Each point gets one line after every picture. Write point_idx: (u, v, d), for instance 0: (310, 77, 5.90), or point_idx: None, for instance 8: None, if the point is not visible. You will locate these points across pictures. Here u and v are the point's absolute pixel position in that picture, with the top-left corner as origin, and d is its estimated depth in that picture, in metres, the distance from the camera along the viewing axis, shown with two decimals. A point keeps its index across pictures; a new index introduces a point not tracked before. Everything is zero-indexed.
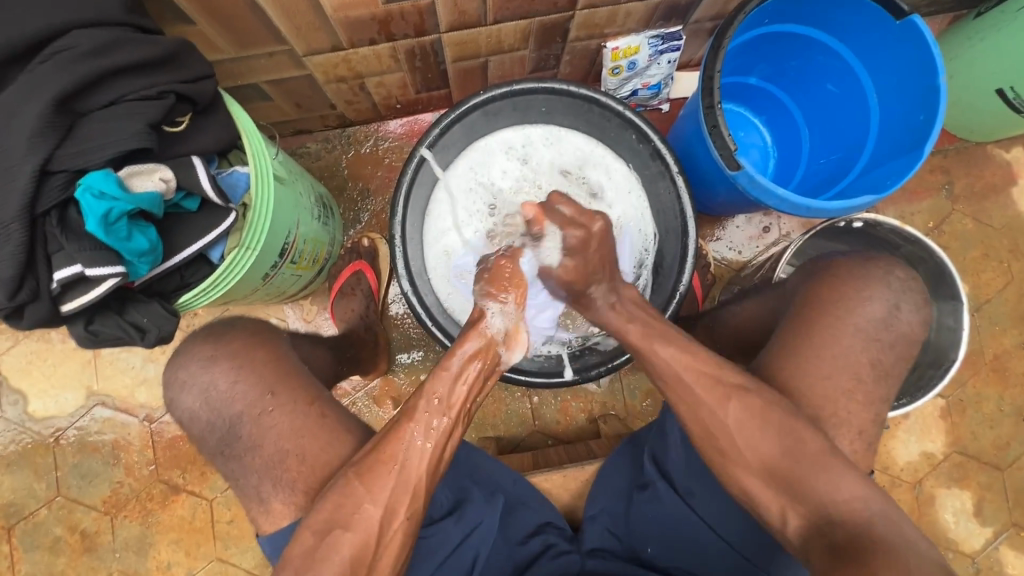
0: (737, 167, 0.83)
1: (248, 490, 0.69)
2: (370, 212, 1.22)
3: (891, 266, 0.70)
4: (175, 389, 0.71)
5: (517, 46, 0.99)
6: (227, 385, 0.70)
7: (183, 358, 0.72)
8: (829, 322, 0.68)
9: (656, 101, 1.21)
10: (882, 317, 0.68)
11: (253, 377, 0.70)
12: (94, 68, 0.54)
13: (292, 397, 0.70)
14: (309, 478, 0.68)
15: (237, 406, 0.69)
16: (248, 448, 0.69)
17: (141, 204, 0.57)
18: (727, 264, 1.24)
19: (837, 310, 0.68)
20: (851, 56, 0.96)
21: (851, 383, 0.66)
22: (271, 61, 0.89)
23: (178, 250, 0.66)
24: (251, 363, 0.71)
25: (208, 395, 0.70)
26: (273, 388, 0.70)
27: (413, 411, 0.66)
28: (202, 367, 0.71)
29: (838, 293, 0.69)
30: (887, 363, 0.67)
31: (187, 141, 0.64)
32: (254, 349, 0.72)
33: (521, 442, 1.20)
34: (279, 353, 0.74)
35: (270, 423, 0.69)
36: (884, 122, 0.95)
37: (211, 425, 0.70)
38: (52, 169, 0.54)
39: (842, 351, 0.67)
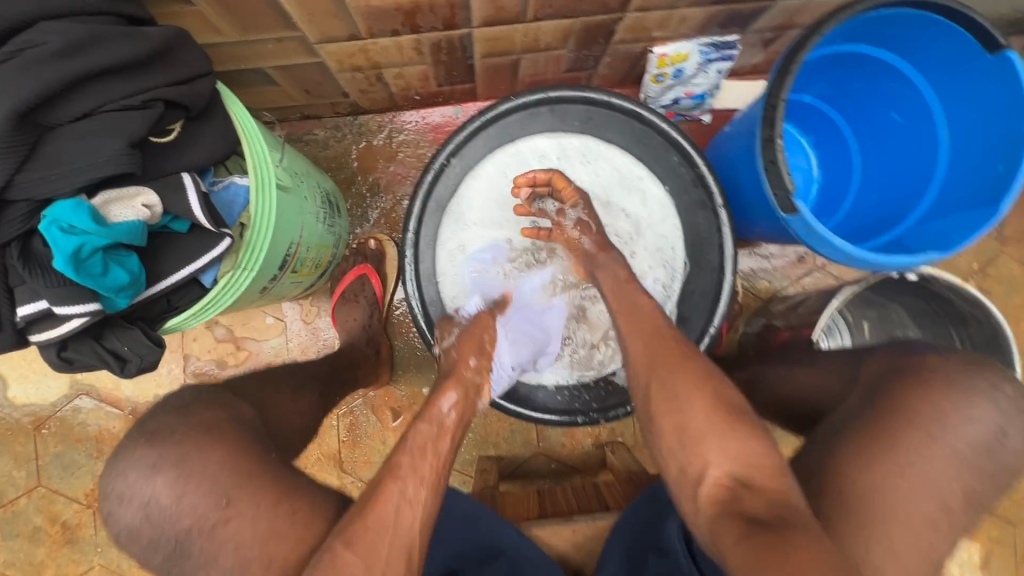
0: (792, 211, 0.75)
1: None
2: (379, 210, 1.13)
3: (1000, 380, 0.56)
4: (113, 502, 0.59)
5: (555, 45, 0.89)
6: (169, 499, 0.58)
7: (121, 465, 0.60)
8: (922, 440, 0.54)
9: (698, 112, 1.11)
10: (985, 442, 0.54)
11: (202, 487, 0.58)
12: (63, 74, 0.45)
13: (251, 504, 0.58)
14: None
15: (185, 522, 0.58)
16: (201, 566, 0.58)
17: (119, 237, 0.49)
18: (756, 292, 1.16)
19: (930, 425, 0.54)
20: (926, 87, 0.86)
21: (937, 513, 0.53)
22: (279, 46, 0.78)
23: (163, 276, 0.58)
24: (200, 473, 0.58)
25: (148, 511, 0.58)
26: (230, 495, 0.58)
27: (398, 470, 0.62)
28: (141, 478, 0.58)
29: (931, 407, 0.55)
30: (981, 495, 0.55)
31: (176, 154, 0.55)
32: (207, 448, 0.59)
33: (523, 463, 1.15)
34: (244, 451, 0.61)
35: (225, 536, 0.57)
36: (954, 165, 0.86)
37: (153, 544, 0.58)
38: (13, 197, 0.47)
39: (932, 477, 0.53)
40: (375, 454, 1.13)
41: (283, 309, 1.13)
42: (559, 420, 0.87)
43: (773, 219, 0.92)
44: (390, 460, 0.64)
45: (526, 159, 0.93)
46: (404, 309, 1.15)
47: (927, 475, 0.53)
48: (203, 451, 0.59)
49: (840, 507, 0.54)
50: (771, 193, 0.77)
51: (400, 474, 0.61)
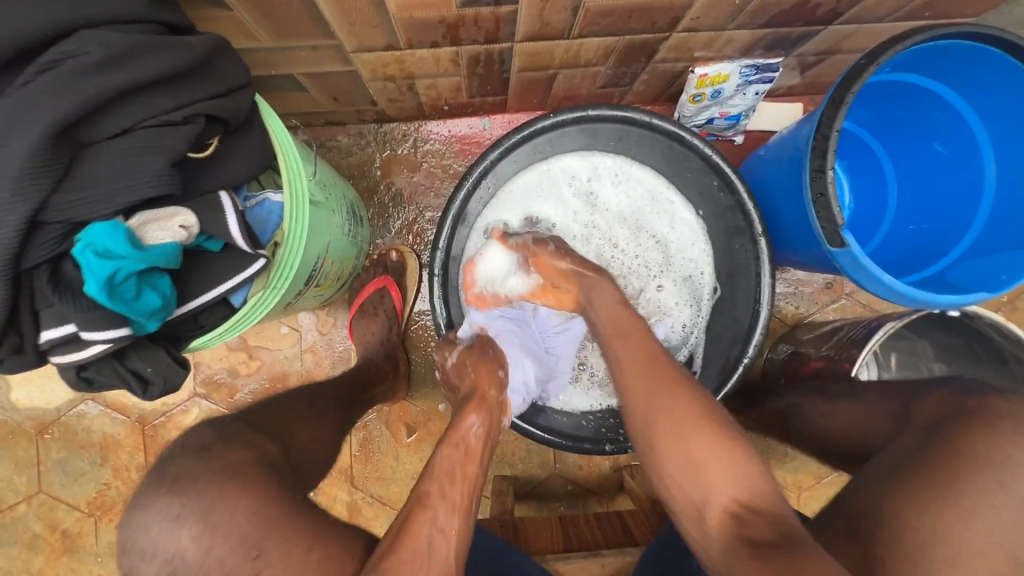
0: (840, 245, 0.73)
1: None
2: (401, 220, 1.10)
3: None
4: (132, 559, 0.49)
5: (594, 62, 0.86)
6: (196, 553, 0.47)
7: (137, 514, 0.49)
8: (987, 486, 0.51)
9: (731, 132, 1.08)
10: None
11: (229, 539, 0.48)
12: (104, 88, 0.42)
13: (284, 553, 0.49)
14: None
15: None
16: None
17: (156, 260, 0.46)
18: (781, 317, 1.14)
19: (998, 472, 0.51)
20: (976, 119, 0.83)
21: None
22: (313, 54, 0.75)
23: (194, 295, 0.55)
24: (228, 516, 0.48)
25: (173, 567, 0.47)
26: (260, 547, 0.48)
27: (428, 498, 0.58)
28: (164, 531, 0.48)
29: (1002, 455, 0.52)
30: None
31: (214, 170, 0.52)
32: (232, 491, 0.50)
33: (539, 484, 1.13)
34: (271, 493, 0.51)
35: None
36: (999, 200, 0.83)
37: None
38: (44, 220, 0.43)
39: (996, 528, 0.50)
40: (388, 471, 1.10)
41: (298, 319, 1.10)
42: (567, 444, 0.83)
43: (810, 250, 0.90)
44: (417, 489, 0.60)
45: (558, 176, 0.93)
46: (423, 323, 1.12)
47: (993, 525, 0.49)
48: (229, 496, 0.49)
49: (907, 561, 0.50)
50: (818, 225, 0.75)
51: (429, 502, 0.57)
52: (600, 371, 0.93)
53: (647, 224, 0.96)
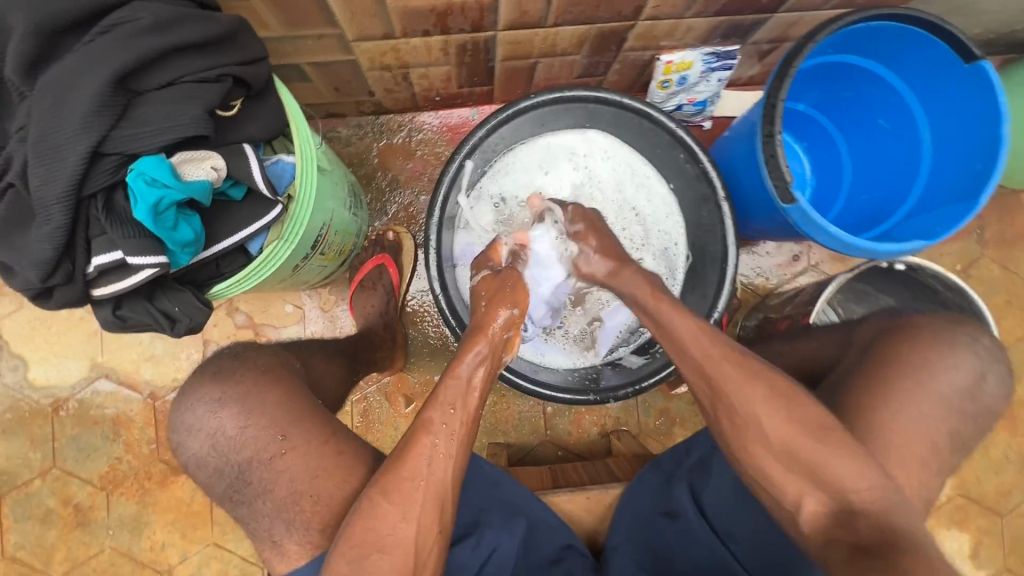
0: (791, 201, 0.82)
1: (260, 533, 0.68)
2: (397, 204, 1.18)
3: (977, 333, 0.64)
4: (182, 434, 0.70)
5: (570, 50, 0.96)
6: (235, 430, 0.68)
7: (188, 400, 0.71)
8: (911, 387, 0.61)
9: (699, 118, 1.18)
10: (967, 386, 0.61)
11: (263, 422, 0.69)
12: (154, 46, 0.51)
13: (305, 438, 0.68)
14: (324, 517, 0.67)
15: (246, 452, 0.68)
16: (258, 492, 0.68)
17: (192, 193, 0.55)
18: (753, 289, 1.23)
19: (918, 374, 0.61)
20: (911, 93, 0.93)
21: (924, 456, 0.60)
22: (318, 43, 0.85)
23: (217, 239, 0.63)
24: (262, 407, 0.69)
25: (216, 440, 0.69)
26: (285, 430, 0.68)
27: (428, 424, 0.67)
28: (208, 411, 0.69)
29: (922, 356, 0.62)
30: (965, 435, 0.62)
31: (237, 127, 0.61)
32: (267, 389, 0.71)
33: (531, 451, 1.18)
34: (294, 389, 0.72)
35: (281, 467, 0.67)
36: (936, 165, 0.93)
37: (219, 471, 0.69)
38: (104, 151, 0.52)
39: (916, 420, 0.60)
40: (388, 440, 1.16)
41: (301, 298, 1.17)
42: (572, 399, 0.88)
43: (772, 214, 0.98)
44: (422, 415, 0.68)
45: (545, 156, 1.03)
46: (420, 300, 1.19)
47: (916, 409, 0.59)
48: (261, 390, 0.70)
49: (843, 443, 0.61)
50: (770, 185, 0.84)
51: (432, 430, 0.66)
52: (574, 330, 1.02)
53: (626, 200, 1.05)
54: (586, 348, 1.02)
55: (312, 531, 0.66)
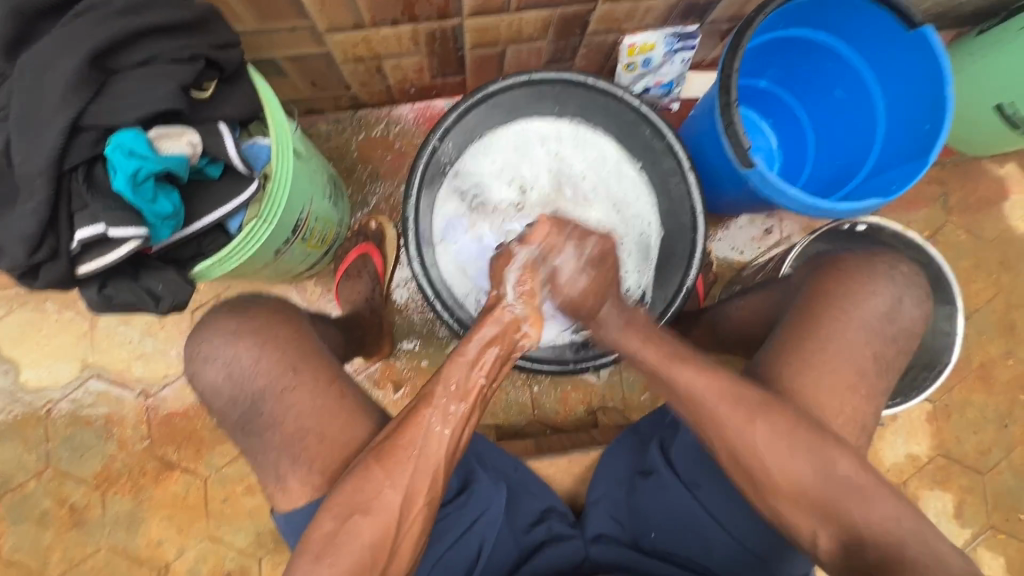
0: (750, 165, 0.86)
1: (266, 465, 0.71)
2: (378, 195, 1.21)
3: (894, 262, 0.74)
4: (198, 363, 0.73)
5: (536, 36, 1.00)
6: (250, 361, 0.71)
7: (206, 331, 0.74)
8: (836, 314, 0.72)
9: (667, 100, 1.22)
10: (886, 310, 0.72)
11: (276, 355, 0.72)
12: (127, 27, 0.55)
13: (313, 376, 0.72)
14: (327, 457, 0.70)
15: (261, 381, 0.71)
16: (269, 424, 0.71)
17: (169, 165, 0.58)
18: (729, 264, 1.26)
19: (842, 303, 0.72)
20: (862, 62, 0.98)
21: (855, 377, 0.70)
22: (291, 36, 0.89)
23: (198, 216, 0.66)
24: (274, 340, 0.73)
25: (230, 369, 0.71)
26: (296, 365, 0.72)
27: (432, 398, 0.68)
28: (225, 342, 0.72)
29: (844, 288, 0.73)
30: (889, 357, 0.72)
31: (213, 107, 0.65)
32: (278, 328, 0.74)
33: (519, 430, 1.20)
34: (303, 332, 0.76)
35: (291, 401, 0.71)
36: (892, 129, 0.97)
37: (234, 399, 0.72)
38: (83, 125, 0.56)
39: (845, 344, 0.71)
40: None
41: (288, 291, 1.19)
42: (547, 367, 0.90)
43: (740, 186, 1.00)
44: (428, 387, 0.70)
45: (518, 142, 1.06)
46: (404, 289, 1.21)
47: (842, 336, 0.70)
48: (273, 326, 0.74)
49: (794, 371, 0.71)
50: (730, 151, 0.87)
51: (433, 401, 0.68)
52: None
53: (598, 183, 1.07)
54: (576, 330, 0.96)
55: (315, 471, 0.70)
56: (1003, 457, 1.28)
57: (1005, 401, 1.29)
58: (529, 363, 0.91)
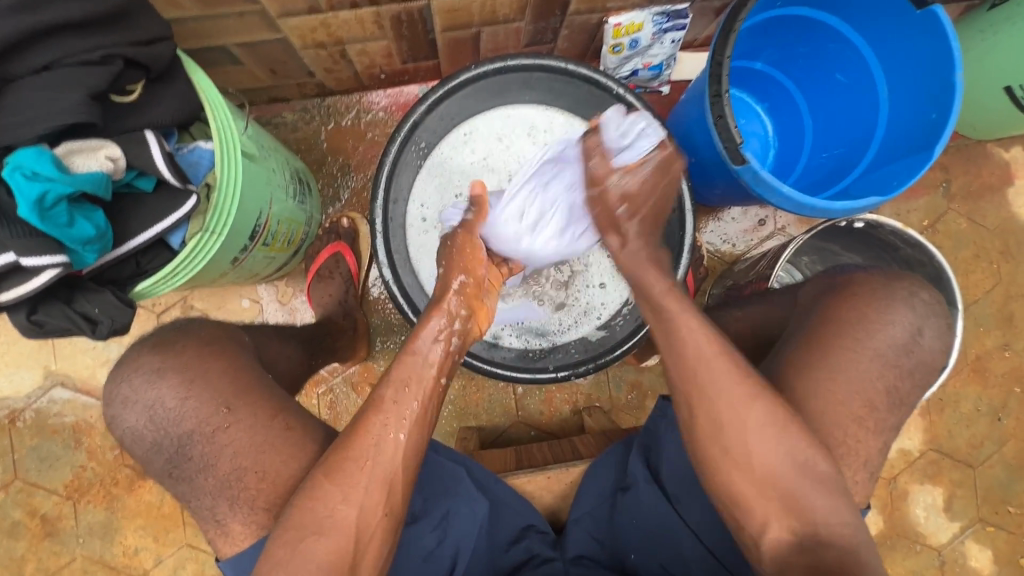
0: (741, 162, 0.79)
1: (204, 511, 0.67)
2: (350, 189, 1.14)
3: (914, 287, 0.69)
4: (117, 407, 0.67)
5: (513, 17, 0.92)
6: (174, 402, 0.66)
7: (125, 372, 0.68)
8: (847, 344, 0.67)
9: (656, 83, 1.14)
10: (904, 342, 0.67)
11: (204, 393, 0.67)
12: (20, 27, 0.49)
13: (250, 413, 0.67)
14: (270, 495, 0.66)
15: (187, 425, 0.66)
16: (200, 469, 0.66)
17: (84, 185, 0.53)
18: (720, 256, 1.20)
19: (856, 331, 0.67)
20: (864, 44, 0.91)
21: (863, 410, 0.65)
22: (240, 21, 0.81)
23: (132, 234, 0.61)
24: (204, 376, 0.67)
25: (153, 413, 0.66)
26: (229, 402, 0.66)
27: (381, 404, 0.66)
28: (146, 381, 0.67)
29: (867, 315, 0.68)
30: (902, 390, 0.67)
31: (138, 113, 0.60)
32: (209, 360, 0.68)
33: (503, 433, 1.16)
34: (237, 362, 0.70)
35: (224, 441, 0.66)
36: (894, 117, 0.90)
37: (157, 447, 0.66)
38: None
39: (857, 374, 0.66)
40: None
41: (258, 291, 1.13)
42: (529, 377, 0.89)
43: (731, 180, 0.93)
44: (376, 393, 0.67)
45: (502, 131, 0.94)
46: (380, 288, 1.16)
47: (857, 369, 0.66)
48: (203, 360, 0.68)
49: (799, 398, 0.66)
50: (721, 146, 0.81)
51: (382, 408, 0.65)
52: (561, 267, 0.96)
53: None
54: (536, 335, 0.94)
55: (260, 505, 0.66)
56: (995, 451, 1.26)
57: (999, 394, 1.26)
58: (508, 372, 0.89)
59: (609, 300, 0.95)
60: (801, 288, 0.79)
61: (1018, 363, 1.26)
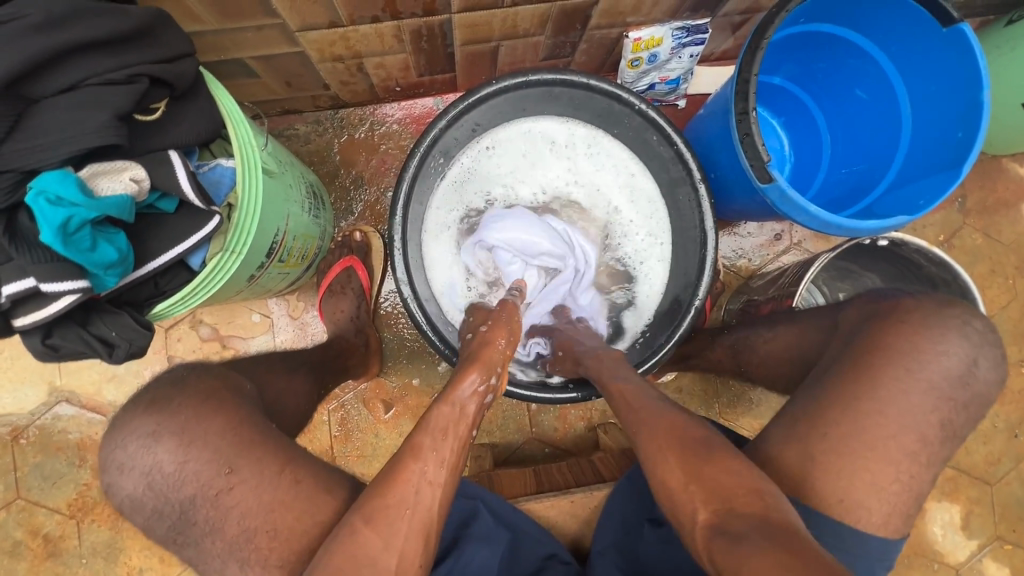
0: (768, 180, 0.78)
1: (213, 573, 0.63)
2: (363, 202, 1.13)
3: (968, 316, 0.67)
4: (113, 473, 0.64)
5: (533, 31, 0.91)
6: (173, 467, 0.62)
7: (119, 435, 0.64)
8: (900, 376, 0.64)
9: (673, 96, 1.13)
10: (960, 374, 0.65)
11: (203, 456, 0.63)
12: (46, 46, 0.48)
13: (255, 471, 0.62)
14: (284, 551, 0.61)
15: (188, 490, 0.62)
16: (206, 532, 0.62)
17: (108, 209, 0.52)
18: (736, 271, 1.19)
19: (906, 361, 0.64)
20: (886, 60, 0.90)
21: (917, 445, 0.63)
22: (259, 35, 0.79)
23: (152, 257, 0.59)
24: (202, 437, 0.63)
25: (151, 479, 0.62)
26: (232, 464, 0.62)
27: (419, 451, 0.63)
28: (141, 447, 0.63)
29: (907, 341, 0.66)
30: (958, 424, 0.65)
31: (161, 132, 0.58)
32: (209, 418, 0.64)
33: (517, 450, 1.14)
34: (241, 417, 0.66)
35: (229, 503, 0.62)
36: (917, 134, 0.90)
37: (159, 513, 0.63)
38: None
39: (906, 407, 0.63)
40: (369, 448, 1.12)
41: (268, 306, 1.11)
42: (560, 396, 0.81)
43: (753, 197, 0.92)
44: (411, 440, 0.64)
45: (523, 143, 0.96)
46: (392, 301, 1.14)
47: (909, 403, 0.63)
48: (203, 418, 0.64)
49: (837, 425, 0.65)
50: (746, 164, 0.80)
51: (421, 456, 0.62)
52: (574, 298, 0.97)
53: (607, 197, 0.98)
54: None
55: None
56: (1013, 468, 1.24)
57: (1016, 410, 1.25)
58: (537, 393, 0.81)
59: (632, 313, 0.96)
60: (843, 311, 0.76)
61: None
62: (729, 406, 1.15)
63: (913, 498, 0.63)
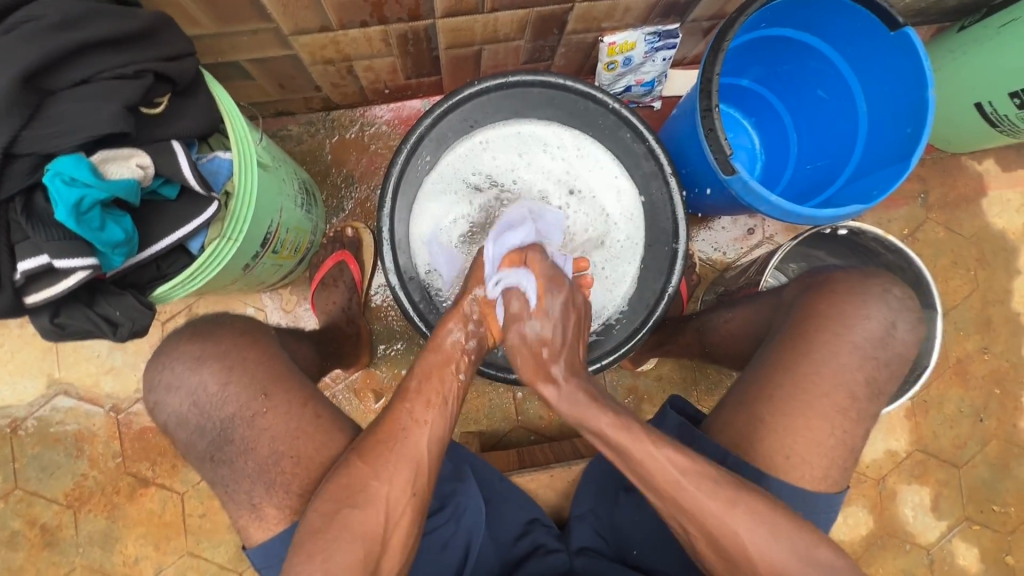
0: (731, 172, 0.84)
1: (240, 496, 0.68)
2: (354, 200, 1.17)
3: (887, 285, 0.74)
4: (159, 392, 0.69)
5: (513, 36, 0.97)
6: (216, 387, 0.68)
7: (166, 358, 0.70)
8: (828, 338, 0.72)
9: (649, 98, 1.19)
10: (879, 336, 0.72)
11: (244, 379, 0.69)
12: (64, 43, 0.53)
13: (286, 400, 0.70)
14: (304, 480, 0.69)
15: (229, 409, 0.68)
16: (241, 452, 0.68)
17: (116, 191, 0.56)
18: (711, 264, 1.25)
19: (836, 326, 0.72)
20: (843, 62, 0.96)
21: (847, 401, 0.70)
22: (254, 38, 0.85)
23: (155, 239, 0.64)
24: (242, 363, 0.70)
25: (196, 398, 0.68)
26: (267, 389, 0.69)
27: (407, 393, 0.71)
28: (186, 370, 0.69)
29: (845, 313, 0.72)
30: (880, 381, 0.72)
31: (164, 125, 0.63)
32: (245, 349, 0.71)
33: (503, 437, 1.18)
34: (273, 353, 0.73)
35: (264, 425, 0.68)
36: (873, 130, 0.96)
37: (200, 429, 0.68)
38: (17, 152, 0.54)
39: (837, 367, 0.71)
40: None
41: (262, 300, 1.15)
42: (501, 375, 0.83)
43: (722, 190, 0.97)
44: (404, 384, 0.72)
45: (505, 142, 0.99)
46: (382, 295, 1.19)
47: (842, 365, 0.71)
48: (242, 347, 0.71)
49: (787, 391, 0.71)
50: (712, 157, 0.86)
51: (408, 397, 0.71)
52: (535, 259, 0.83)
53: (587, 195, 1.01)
54: None
55: (273, 501, 0.68)
56: (978, 451, 1.30)
57: (981, 395, 1.31)
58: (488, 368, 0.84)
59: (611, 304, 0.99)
60: (786, 288, 0.84)
61: (997, 365, 1.31)
62: (708, 393, 1.20)
63: (849, 452, 0.70)
